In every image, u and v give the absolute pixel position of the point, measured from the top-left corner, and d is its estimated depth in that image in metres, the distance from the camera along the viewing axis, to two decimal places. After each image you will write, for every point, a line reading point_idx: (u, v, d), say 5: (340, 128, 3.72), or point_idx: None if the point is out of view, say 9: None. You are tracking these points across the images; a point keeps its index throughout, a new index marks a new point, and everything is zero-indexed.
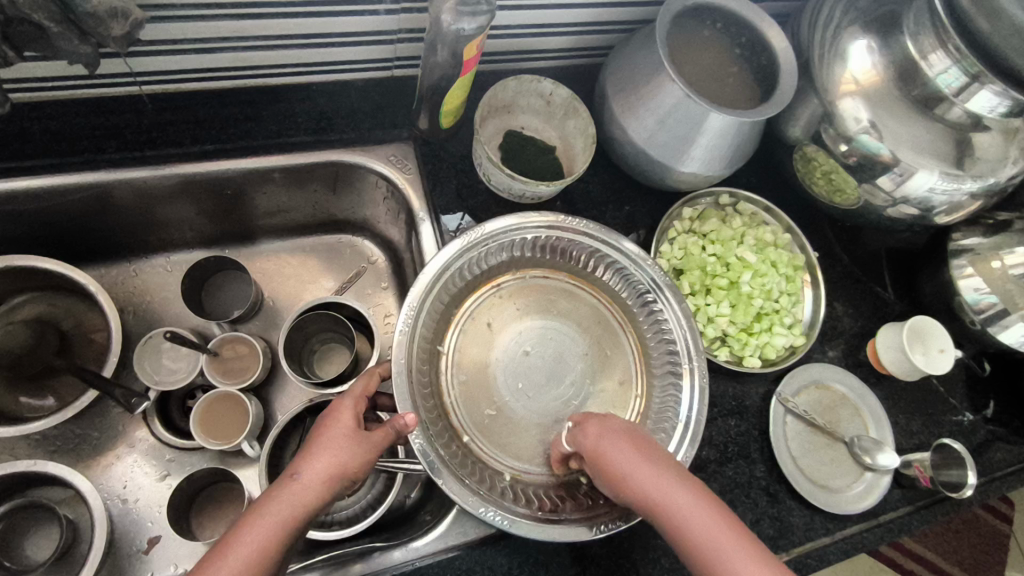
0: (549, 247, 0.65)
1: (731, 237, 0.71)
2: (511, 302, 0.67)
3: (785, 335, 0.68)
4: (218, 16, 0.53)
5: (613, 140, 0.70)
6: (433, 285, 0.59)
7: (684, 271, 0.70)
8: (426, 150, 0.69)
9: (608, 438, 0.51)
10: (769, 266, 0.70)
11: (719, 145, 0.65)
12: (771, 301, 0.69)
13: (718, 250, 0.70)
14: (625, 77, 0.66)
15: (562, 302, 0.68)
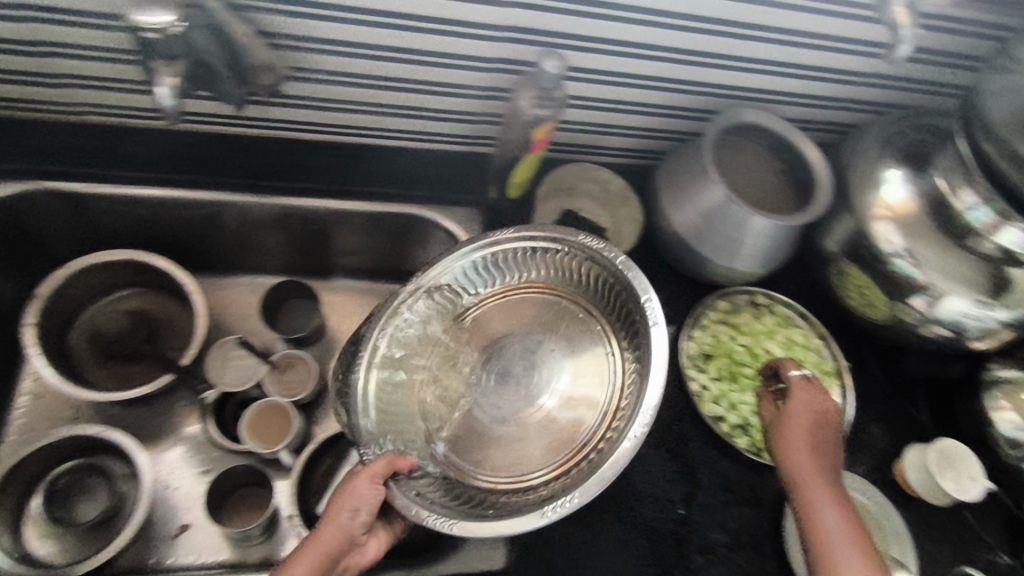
0: (539, 260, 0.71)
1: (760, 331, 0.75)
2: (516, 315, 0.71)
3: None
4: (343, 83, 0.64)
5: (659, 229, 0.77)
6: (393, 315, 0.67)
7: (713, 356, 0.74)
8: (492, 216, 0.79)
9: (801, 403, 0.62)
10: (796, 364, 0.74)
11: (757, 243, 0.72)
12: None
13: (747, 341, 0.75)
14: (674, 177, 0.74)
15: (558, 310, 0.71)
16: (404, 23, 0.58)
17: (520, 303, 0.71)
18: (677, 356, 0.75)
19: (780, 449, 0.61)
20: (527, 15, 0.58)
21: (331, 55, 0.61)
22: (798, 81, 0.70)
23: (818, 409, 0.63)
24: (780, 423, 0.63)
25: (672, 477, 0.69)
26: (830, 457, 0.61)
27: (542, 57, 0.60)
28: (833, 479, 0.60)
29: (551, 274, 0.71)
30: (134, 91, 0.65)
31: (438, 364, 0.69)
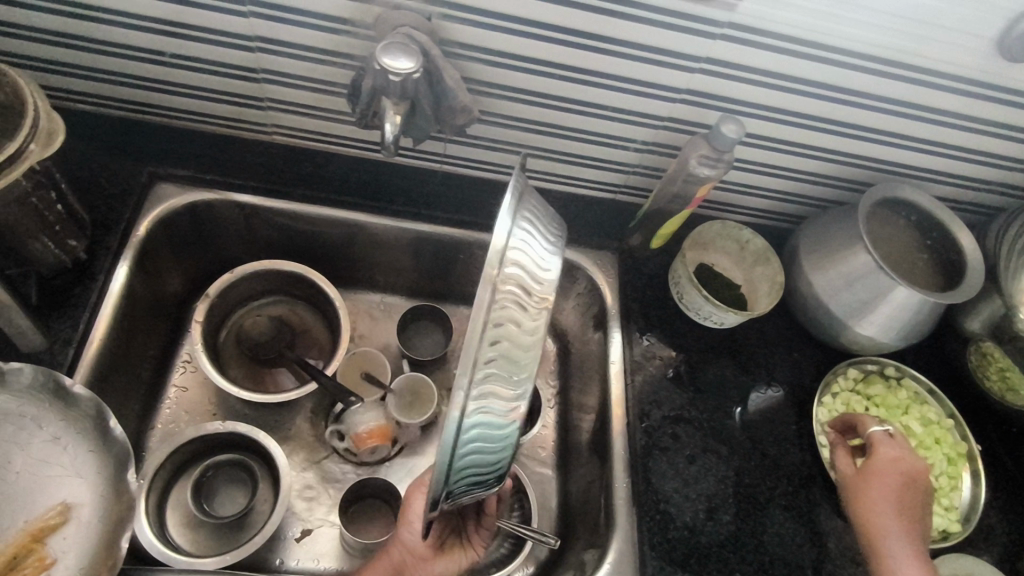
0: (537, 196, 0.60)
1: (895, 405, 0.76)
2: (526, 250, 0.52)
3: (940, 515, 0.71)
4: (516, 127, 0.69)
5: (794, 292, 0.78)
6: None
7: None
8: (629, 263, 0.81)
9: (884, 464, 0.67)
10: (932, 441, 0.75)
11: (901, 315, 0.72)
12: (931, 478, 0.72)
13: (882, 414, 0.76)
14: (817, 242, 0.76)
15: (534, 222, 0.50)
16: (594, 79, 0.63)
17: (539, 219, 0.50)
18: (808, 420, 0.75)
19: (858, 505, 0.66)
20: (709, 82, 0.63)
21: (518, 102, 0.66)
22: (948, 160, 0.72)
23: (902, 468, 0.67)
24: (864, 479, 0.67)
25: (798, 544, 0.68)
26: (915, 515, 0.65)
27: (721, 120, 0.63)
28: (917, 535, 0.64)
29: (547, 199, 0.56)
30: (327, 117, 0.70)
31: None
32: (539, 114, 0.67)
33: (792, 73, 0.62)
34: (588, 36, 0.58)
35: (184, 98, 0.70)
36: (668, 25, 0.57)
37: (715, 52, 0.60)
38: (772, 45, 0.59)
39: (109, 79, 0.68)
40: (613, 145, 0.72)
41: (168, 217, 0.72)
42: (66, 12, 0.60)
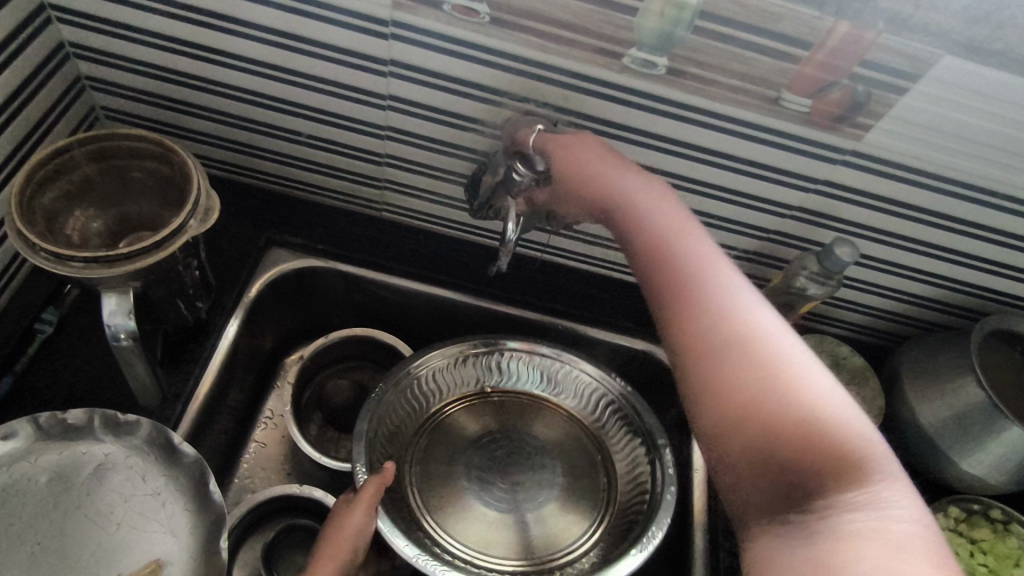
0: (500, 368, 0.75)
1: (1005, 554, 0.70)
2: (465, 420, 0.74)
3: None
4: None
5: (895, 417, 0.74)
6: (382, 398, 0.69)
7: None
8: None
9: (714, 268, 0.50)
10: None
11: (1013, 459, 0.67)
12: None
13: (990, 561, 0.70)
14: (923, 368, 0.73)
15: (526, 412, 0.75)
16: (706, 189, 0.64)
17: (452, 416, 0.74)
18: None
19: (689, 300, 0.49)
20: (823, 202, 0.63)
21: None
22: None
23: (662, 214, 0.54)
24: (662, 245, 0.53)
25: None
26: (746, 324, 0.46)
27: (836, 243, 0.63)
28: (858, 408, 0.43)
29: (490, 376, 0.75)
30: (438, 201, 0.74)
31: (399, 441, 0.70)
32: None
33: (910, 201, 0.62)
34: (709, 151, 0.60)
35: (308, 173, 0.74)
36: (791, 148, 0.58)
37: (835, 176, 0.60)
38: (892, 174, 0.59)
39: (246, 151, 0.73)
40: None
41: (277, 281, 0.76)
42: (222, 94, 0.66)
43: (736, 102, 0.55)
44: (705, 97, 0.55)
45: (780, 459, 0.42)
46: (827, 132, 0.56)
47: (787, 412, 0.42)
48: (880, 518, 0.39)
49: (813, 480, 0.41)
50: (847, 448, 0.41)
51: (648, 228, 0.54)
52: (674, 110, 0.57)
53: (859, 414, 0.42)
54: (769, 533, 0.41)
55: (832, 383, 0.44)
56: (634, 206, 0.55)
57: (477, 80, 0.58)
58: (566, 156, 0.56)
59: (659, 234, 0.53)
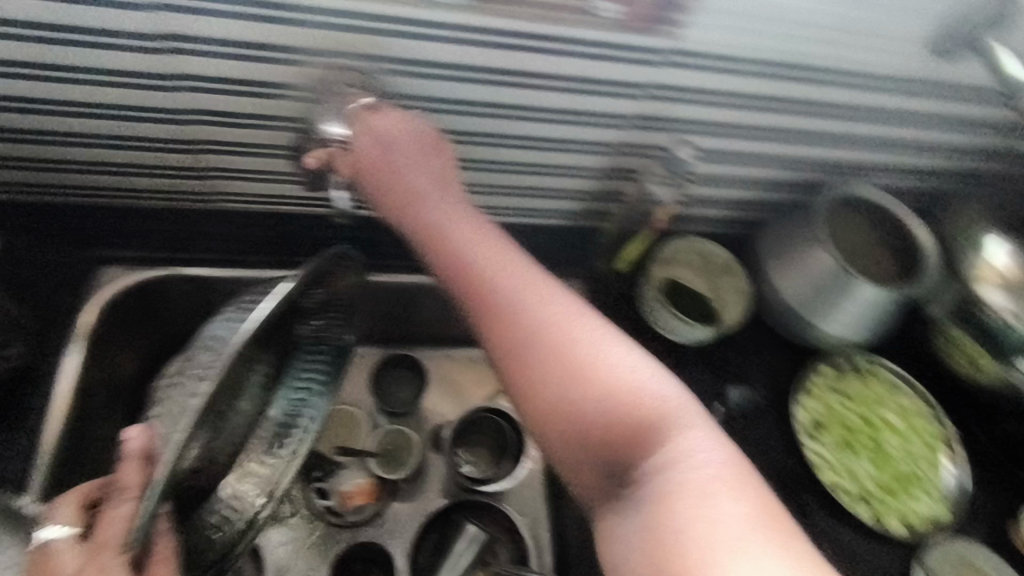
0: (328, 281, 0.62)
1: (872, 400, 0.77)
2: (265, 346, 0.60)
3: (926, 505, 0.72)
4: (471, 170, 0.68)
5: (765, 298, 0.78)
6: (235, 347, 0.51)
7: (825, 424, 0.75)
8: (597, 288, 0.81)
9: (500, 265, 0.49)
10: (909, 433, 0.75)
11: (863, 313, 0.73)
12: (913, 469, 0.73)
13: (860, 410, 0.76)
14: (778, 244, 0.76)
15: (300, 332, 0.63)
16: (542, 114, 0.62)
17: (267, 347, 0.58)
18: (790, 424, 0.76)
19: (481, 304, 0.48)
20: (659, 106, 0.64)
21: (469, 145, 0.65)
22: (892, 155, 0.74)
23: (440, 211, 0.54)
24: (450, 250, 0.51)
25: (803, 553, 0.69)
26: (534, 318, 0.46)
27: None
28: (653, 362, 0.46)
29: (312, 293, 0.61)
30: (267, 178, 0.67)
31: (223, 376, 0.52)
32: (495, 152, 0.66)
33: (740, 90, 0.63)
34: (535, 75, 0.58)
35: (114, 177, 0.66)
36: (615, 57, 0.57)
37: (664, 79, 0.60)
38: (714, 65, 0.60)
39: (30, 165, 0.64)
40: (570, 175, 0.71)
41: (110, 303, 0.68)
42: None
43: (546, 18, 0.53)
44: (512, 17, 0.52)
45: (600, 440, 0.44)
46: (645, 35, 0.55)
47: (592, 400, 0.44)
48: (685, 471, 0.42)
49: (633, 456, 0.44)
50: (651, 416, 0.44)
51: (442, 223, 0.53)
52: (489, 38, 0.54)
53: (663, 380, 0.45)
54: (610, 512, 0.44)
55: (634, 355, 0.46)
56: (431, 200, 0.55)
57: (267, 41, 0.53)
58: (370, 143, 0.57)
59: (457, 227, 0.52)
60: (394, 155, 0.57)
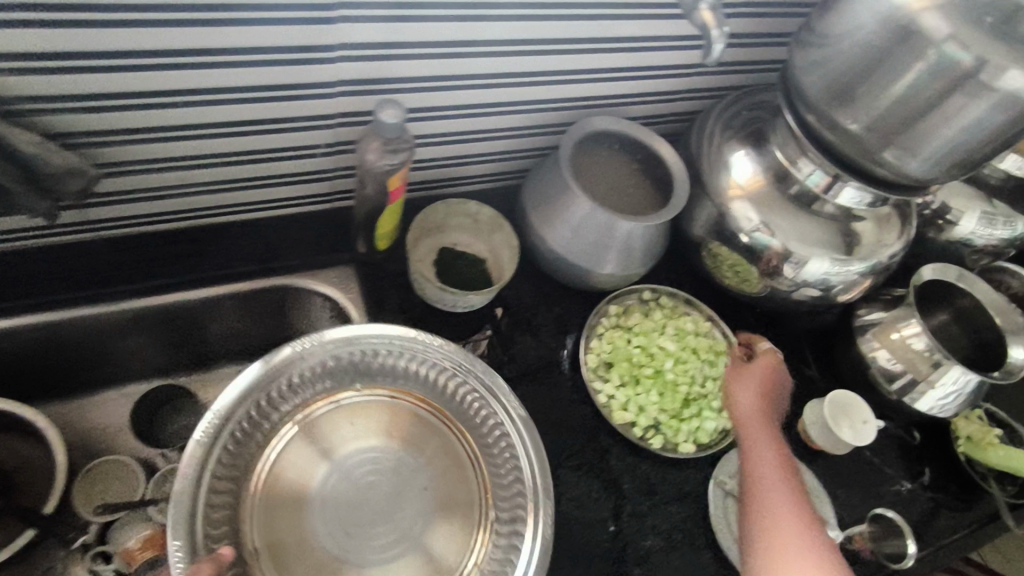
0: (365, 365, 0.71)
1: (652, 329, 0.77)
2: (349, 420, 0.72)
3: (713, 419, 0.74)
4: (168, 168, 0.61)
5: (536, 250, 0.77)
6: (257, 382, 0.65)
7: (613, 363, 0.75)
8: (367, 271, 0.76)
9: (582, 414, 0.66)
10: (689, 353, 0.76)
11: (627, 247, 0.73)
12: (697, 388, 0.75)
13: (642, 341, 0.76)
14: (538, 193, 0.74)
15: (401, 418, 0.73)
16: (220, 96, 0.55)
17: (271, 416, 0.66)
18: (579, 371, 0.75)
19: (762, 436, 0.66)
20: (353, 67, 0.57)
21: (155, 142, 0.57)
22: (633, 83, 0.72)
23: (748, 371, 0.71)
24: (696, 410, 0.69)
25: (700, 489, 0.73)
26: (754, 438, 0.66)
27: (378, 108, 0.57)
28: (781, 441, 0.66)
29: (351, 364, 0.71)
30: None
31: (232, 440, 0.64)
32: (188, 149, 0.60)
33: (438, 38, 0.57)
34: (184, 53, 0.50)
35: None
36: (268, 21, 0.49)
37: (344, 38, 0.54)
38: (394, 16, 0.53)
39: None
40: (292, 156, 0.65)
41: None
42: None
43: None
44: None
45: (758, 516, 0.60)
46: None
47: (761, 468, 0.64)
48: (756, 502, 0.61)
49: (754, 508, 0.61)
50: (758, 475, 0.63)
51: (745, 393, 0.70)
52: (94, 16, 0.45)
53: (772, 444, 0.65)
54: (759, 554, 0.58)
55: (772, 437, 0.66)
56: (761, 394, 0.70)
57: None
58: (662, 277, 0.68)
59: (766, 404, 0.69)
60: (769, 363, 0.72)
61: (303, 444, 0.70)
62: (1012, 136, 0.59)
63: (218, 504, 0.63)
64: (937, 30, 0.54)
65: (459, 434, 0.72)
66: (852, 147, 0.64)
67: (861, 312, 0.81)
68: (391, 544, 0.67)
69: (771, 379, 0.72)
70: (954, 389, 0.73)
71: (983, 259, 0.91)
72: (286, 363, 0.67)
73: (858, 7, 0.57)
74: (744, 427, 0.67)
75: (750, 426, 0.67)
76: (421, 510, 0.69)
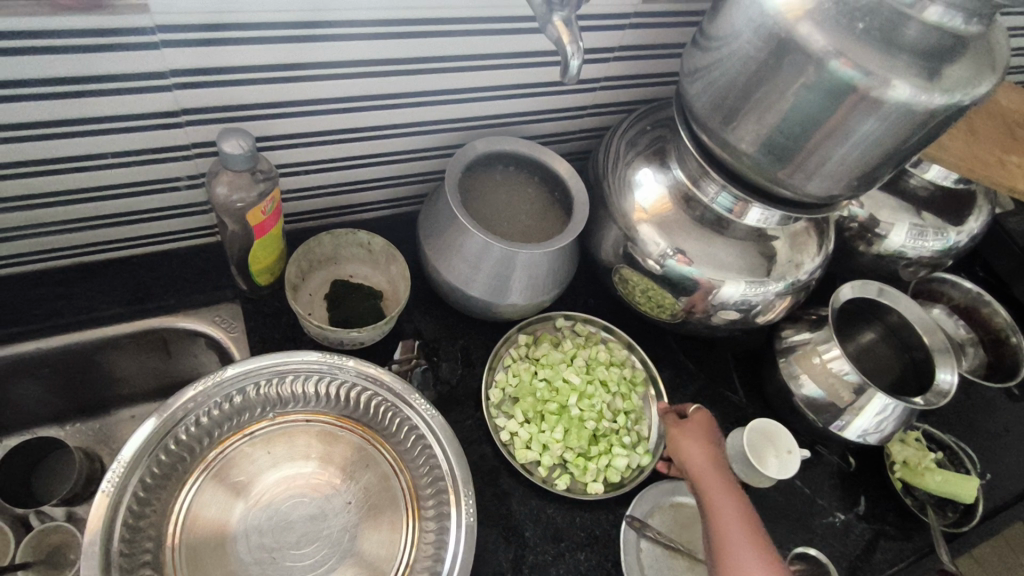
0: (276, 397, 0.68)
1: (560, 359, 0.73)
2: (264, 450, 0.69)
3: (625, 456, 0.69)
4: (9, 209, 0.58)
5: (433, 279, 0.72)
6: (167, 428, 0.61)
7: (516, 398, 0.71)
8: (252, 309, 0.71)
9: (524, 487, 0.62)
10: (594, 385, 0.72)
11: (526, 277, 0.68)
12: (607, 422, 0.71)
13: (548, 373, 0.72)
14: (431, 222, 0.70)
15: (316, 445, 0.70)
16: (47, 130, 0.52)
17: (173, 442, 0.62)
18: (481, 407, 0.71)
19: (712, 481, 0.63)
20: (195, 94, 0.54)
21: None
22: (524, 100, 0.68)
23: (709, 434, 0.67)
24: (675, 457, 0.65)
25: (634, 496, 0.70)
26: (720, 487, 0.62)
27: (221, 138, 0.53)
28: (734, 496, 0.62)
29: (268, 396, 0.68)
30: None
31: (140, 479, 0.59)
32: (25, 185, 0.56)
33: (283, 61, 0.53)
34: None
35: None
36: (71, 49, 0.47)
37: (173, 62, 0.50)
38: (221, 39, 0.50)
39: None
40: (149, 190, 0.61)
41: None
42: None
43: None
44: None
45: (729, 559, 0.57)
46: (95, 15, 0.45)
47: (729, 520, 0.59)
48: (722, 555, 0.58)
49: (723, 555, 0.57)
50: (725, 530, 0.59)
51: (698, 449, 0.64)
52: None
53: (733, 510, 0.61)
54: None
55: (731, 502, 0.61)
56: (713, 447, 0.65)
57: None
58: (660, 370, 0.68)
59: (721, 459, 0.64)
60: (704, 419, 0.67)
61: (217, 481, 0.66)
62: (909, 149, 0.55)
63: (137, 556, 0.58)
64: (815, 42, 0.49)
65: (377, 447, 0.70)
66: (748, 166, 0.59)
67: (786, 333, 0.77)
68: (322, 562, 0.65)
69: (714, 430, 0.67)
70: (879, 416, 0.69)
71: (919, 271, 0.87)
72: (186, 405, 0.62)
73: (735, 16, 0.53)
74: (703, 484, 0.62)
75: (709, 483, 0.62)
76: (345, 524, 0.67)
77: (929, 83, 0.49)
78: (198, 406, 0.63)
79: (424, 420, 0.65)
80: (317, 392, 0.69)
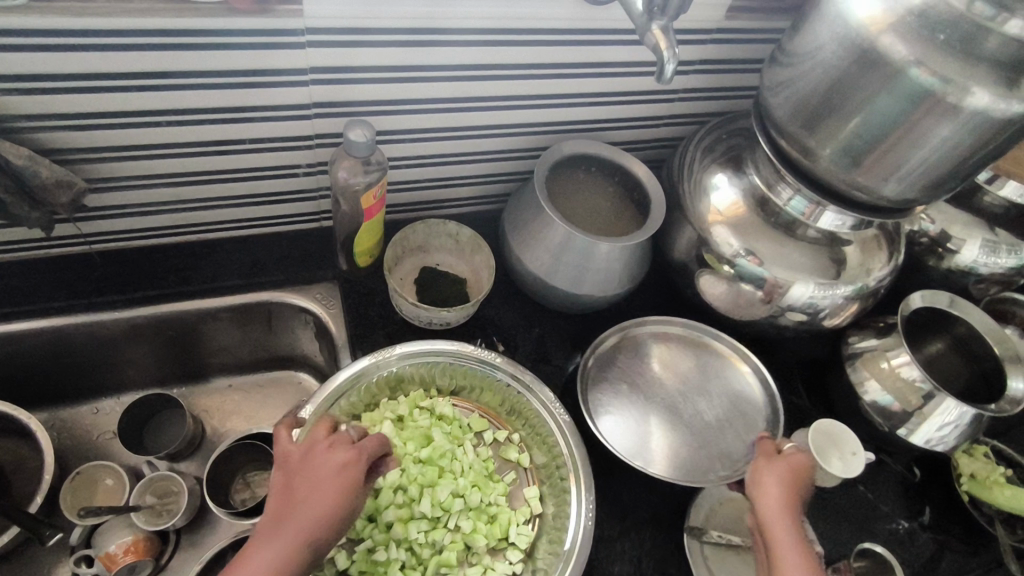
0: (450, 381, 0.71)
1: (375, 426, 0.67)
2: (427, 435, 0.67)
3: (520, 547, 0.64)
4: (154, 186, 0.65)
5: (515, 270, 0.77)
6: (345, 387, 0.65)
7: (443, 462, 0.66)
8: (349, 288, 0.78)
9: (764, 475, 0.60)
10: None
11: (608, 270, 0.72)
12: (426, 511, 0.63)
13: None
14: (516, 216, 0.75)
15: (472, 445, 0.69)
16: (204, 116, 0.60)
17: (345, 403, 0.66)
18: None
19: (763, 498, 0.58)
20: (326, 90, 0.61)
21: (147, 159, 0.62)
22: (608, 107, 0.74)
23: (789, 467, 0.60)
24: (753, 480, 0.60)
25: (691, 499, 0.71)
26: (771, 495, 0.58)
27: (347, 128, 0.60)
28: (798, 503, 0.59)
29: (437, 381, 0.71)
30: None
31: None
32: (174, 165, 0.64)
33: (407, 62, 0.60)
34: (162, 74, 0.55)
35: None
36: (235, 46, 0.54)
37: (313, 61, 0.58)
38: (357, 42, 0.57)
39: None
40: (274, 174, 0.69)
41: None
42: None
43: (134, 11, 0.49)
44: (97, 15, 0.49)
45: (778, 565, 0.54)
46: (260, 17, 0.52)
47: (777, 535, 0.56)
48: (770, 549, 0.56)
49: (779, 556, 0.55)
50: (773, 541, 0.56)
51: (775, 487, 0.59)
52: (68, 40, 0.50)
53: (780, 517, 0.57)
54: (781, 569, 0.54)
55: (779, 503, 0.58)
56: (790, 489, 0.59)
57: None
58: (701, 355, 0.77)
59: (794, 498, 0.58)
60: (802, 457, 0.61)
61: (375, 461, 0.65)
62: (987, 155, 0.58)
63: None
64: (895, 51, 0.53)
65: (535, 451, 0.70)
66: (828, 169, 0.63)
67: (851, 340, 0.79)
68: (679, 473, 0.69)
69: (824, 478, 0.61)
70: (949, 421, 0.70)
71: (990, 290, 0.87)
72: (361, 371, 0.66)
73: (818, 30, 0.58)
74: (766, 521, 0.57)
75: (770, 526, 0.57)
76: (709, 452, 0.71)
77: (1009, 92, 0.52)
78: (375, 371, 0.67)
79: (556, 421, 0.67)
80: (480, 387, 0.71)
